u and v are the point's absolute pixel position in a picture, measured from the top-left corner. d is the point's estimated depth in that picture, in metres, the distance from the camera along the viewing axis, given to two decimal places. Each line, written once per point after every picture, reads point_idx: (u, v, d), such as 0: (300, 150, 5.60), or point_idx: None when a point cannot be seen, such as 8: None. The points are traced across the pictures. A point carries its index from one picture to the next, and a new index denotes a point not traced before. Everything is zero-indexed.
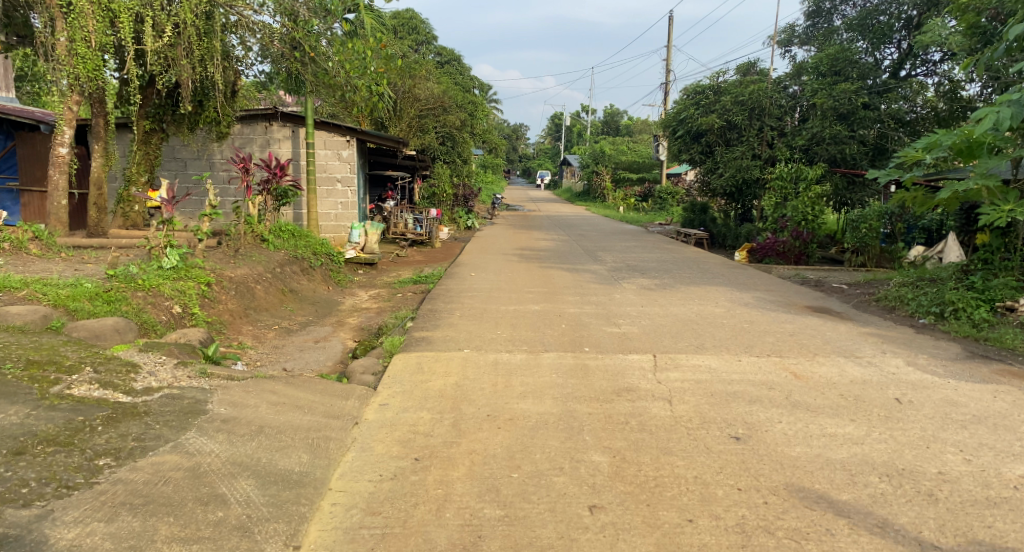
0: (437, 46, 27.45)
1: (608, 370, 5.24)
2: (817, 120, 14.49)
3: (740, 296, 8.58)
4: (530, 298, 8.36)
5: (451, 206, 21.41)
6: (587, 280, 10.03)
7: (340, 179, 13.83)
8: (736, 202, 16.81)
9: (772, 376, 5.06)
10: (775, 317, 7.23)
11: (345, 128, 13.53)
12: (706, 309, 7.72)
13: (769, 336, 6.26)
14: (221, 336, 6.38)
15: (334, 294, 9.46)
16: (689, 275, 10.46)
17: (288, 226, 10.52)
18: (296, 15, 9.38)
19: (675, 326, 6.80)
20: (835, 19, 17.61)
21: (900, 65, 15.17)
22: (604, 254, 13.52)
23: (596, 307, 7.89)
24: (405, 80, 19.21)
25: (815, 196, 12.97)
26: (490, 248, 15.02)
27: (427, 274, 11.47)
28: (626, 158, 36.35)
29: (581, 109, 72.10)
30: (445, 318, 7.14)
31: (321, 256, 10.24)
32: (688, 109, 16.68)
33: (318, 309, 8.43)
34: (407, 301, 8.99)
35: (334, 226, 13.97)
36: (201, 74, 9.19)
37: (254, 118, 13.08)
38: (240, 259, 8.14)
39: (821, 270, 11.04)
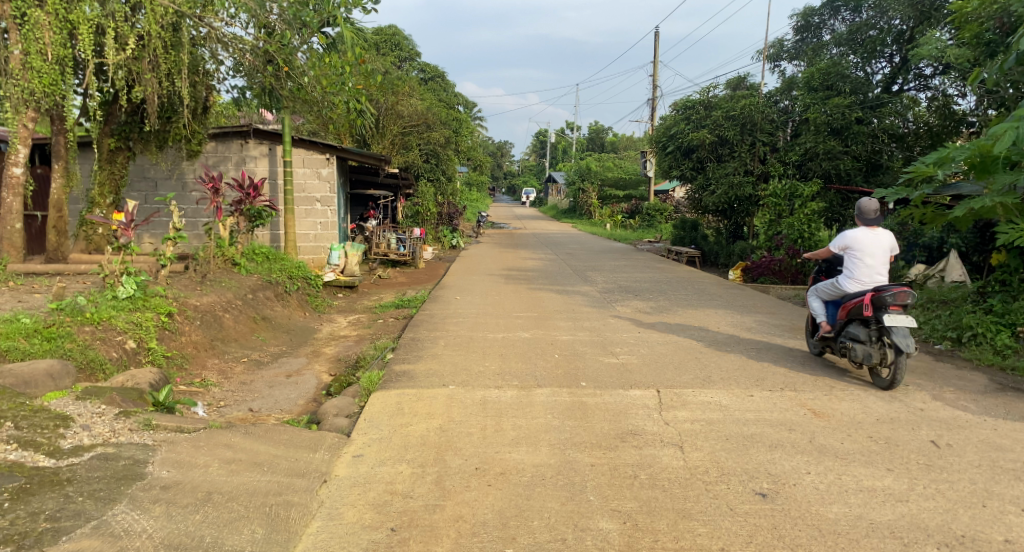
0: (420, 63, 27.09)
1: (609, 409, 4.76)
2: (809, 135, 14.31)
3: (741, 320, 8.15)
4: (520, 324, 7.89)
5: (436, 225, 20.95)
6: (579, 303, 9.57)
7: (320, 199, 13.32)
8: (727, 219, 16.54)
9: (790, 414, 4.60)
10: (781, 344, 6.80)
11: (326, 145, 13.09)
12: (707, 335, 7.27)
13: (778, 367, 5.83)
14: (183, 373, 5.81)
15: (311, 321, 8.91)
16: (684, 296, 10.07)
17: (263, 248, 10.01)
18: (271, 28, 8.98)
19: (676, 355, 6.34)
20: (823, 34, 17.58)
21: (892, 81, 15.07)
22: (594, 274, 13.11)
23: (590, 333, 7.42)
24: (389, 97, 18.82)
25: (811, 214, 12.80)
26: (477, 268, 14.57)
27: (411, 297, 10.98)
28: (612, 175, 36.19)
29: (566, 127, 72.27)
30: (430, 348, 6.64)
31: (298, 279, 9.70)
32: (677, 125, 16.40)
33: (293, 340, 7.87)
34: (389, 328, 8.49)
35: (313, 247, 13.43)
36: (168, 89, 8.74)
37: (228, 136, 12.57)
38: (208, 286, 7.59)
39: None
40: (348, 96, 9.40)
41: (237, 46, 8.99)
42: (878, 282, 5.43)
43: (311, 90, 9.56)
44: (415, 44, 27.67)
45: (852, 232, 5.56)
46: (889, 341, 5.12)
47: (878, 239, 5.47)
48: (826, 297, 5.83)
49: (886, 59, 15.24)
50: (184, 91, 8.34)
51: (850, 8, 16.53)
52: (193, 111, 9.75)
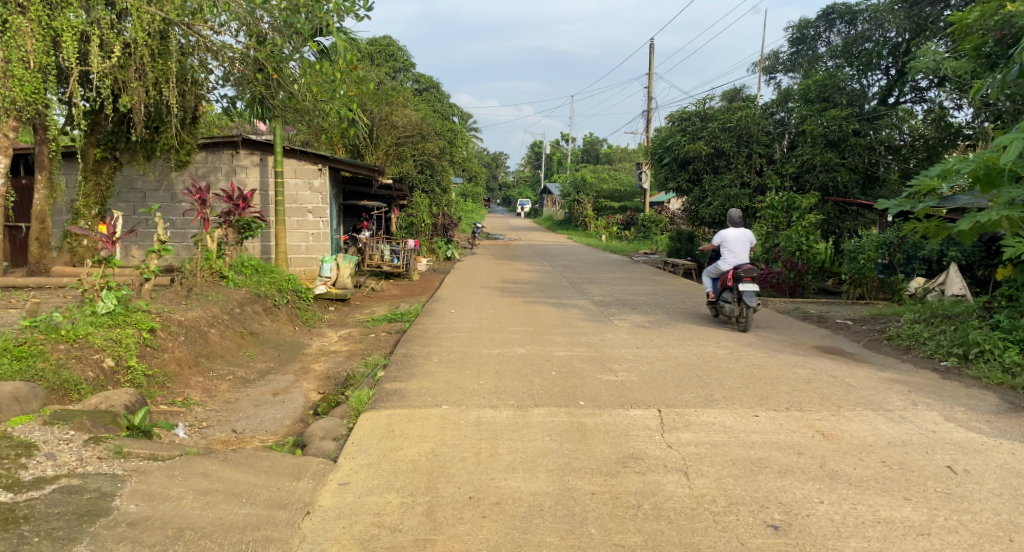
0: (415, 74, 26.95)
1: (609, 431, 4.55)
2: (807, 147, 14.21)
3: (741, 334, 7.98)
4: (516, 339, 7.69)
5: (430, 236, 20.76)
6: (576, 317, 9.38)
7: (312, 210, 13.12)
8: (723, 231, 16.35)
9: (797, 436, 4.40)
10: (783, 361, 6.62)
11: (318, 156, 12.92)
12: (707, 351, 7.08)
13: (783, 385, 5.64)
14: (165, 392, 5.59)
15: (301, 336, 8.68)
16: (682, 310, 9.88)
17: (252, 261, 9.79)
18: (263, 37, 8.78)
19: (677, 372, 6.14)
20: (818, 46, 17.57)
21: (888, 93, 15.02)
22: (590, 287, 12.92)
23: (587, 349, 7.22)
24: (383, 108, 18.69)
25: (809, 226, 12.72)
26: (471, 280, 14.37)
27: (404, 310, 10.76)
28: (607, 187, 36.14)
29: (561, 138, 72.35)
30: (422, 365, 6.43)
31: (287, 293, 9.46)
32: (674, 136, 16.30)
33: (281, 356, 7.63)
34: (381, 343, 8.26)
35: (305, 259, 13.21)
36: (155, 98, 8.53)
37: (218, 146, 12.37)
38: (194, 300, 7.36)
39: (821, 304, 10.57)
40: (340, 107, 9.22)
41: (229, 56, 8.82)
42: (739, 263, 8.50)
43: (303, 100, 9.39)
44: (410, 55, 27.57)
45: (723, 232, 8.70)
46: (744, 303, 8.13)
47: (740, 237, 8.65)
48: (712, 275, 8.81)
49: (882, 71, 15.19)
50: (172, 100, 8.15)
51: (845, 20, 16.51)
52: (182, 121, 9.56)
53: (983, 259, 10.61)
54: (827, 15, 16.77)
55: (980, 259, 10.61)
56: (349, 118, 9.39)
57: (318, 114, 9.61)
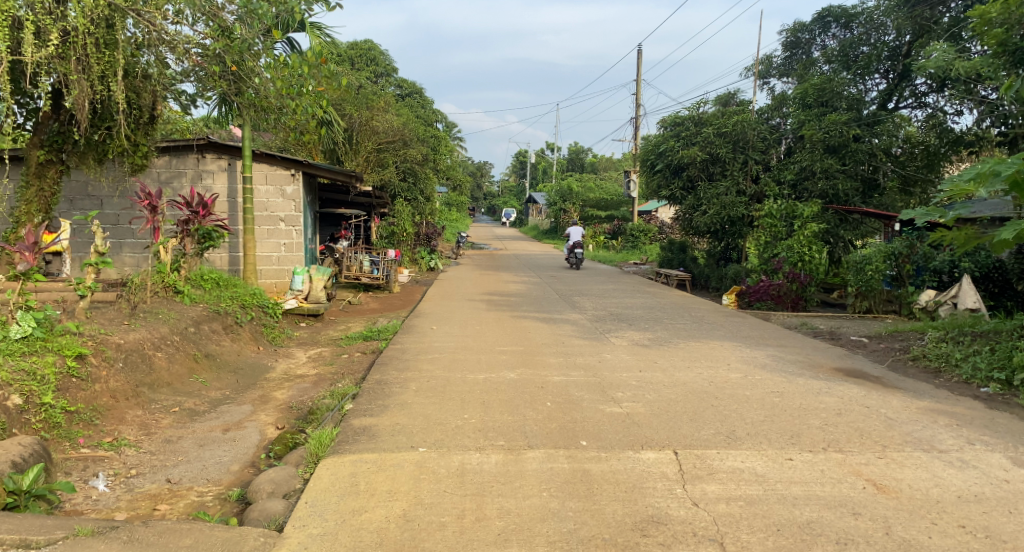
0: (397, 79, 26.15)
1: (619, 482, 3.79)
2: (805, 153, 13.66)
3: (751, 355, 7.25)
4: (504, 361, 6.90)
5: (413, 246, 19.90)
6: (569, 334, 8.61)
7: (284, 218, 12.29)
8: (718, 240, 15.66)
9: (844, 489, 3.65)
10: (804, 387, 5.89)
11: (290, 161, 12.10)
12: (717, 376, 6.34)
13: (813, 419, 4.91)
14: (91, 431, 4.75)
15: (265, 357, 7.82)
16: (683, 326, 9.17)
17: (212, 273, 8.96)
18: (227, 30, 7.93)
19: (690, 403, 5.39)
20: (813, 51, 17.08)
21: (889, 98, 14.43)
22: (582, 299, 12.18)
23: (587, 373, 6.44)
24: (362, 112, 17.86)
25: (811, 236, 12.11)
26: (455, 292, 13.60)
27: (381, 326, 9.94)
28: (593, 196, 35.53)
29: (546, 148, 71.87)
30: (398, 394, 5.62)
31: (251, 308, 8.59)
32: (667, 142, 15.64)
33: (240, 382, 6.77)
34: (354, 365, 7.45)
35: (277, 270, 12.33)
36: (102, 94, 7.65)
37: (183, 150, 11.53)
38: (140, 319, 6.50)
39: (830, 319, 9.93)
40: (308, 106, 8.42)
41: (192, 52, 8.01)
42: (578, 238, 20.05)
43: (268, 98, 8.58)
44: (392, 60, 26.77)
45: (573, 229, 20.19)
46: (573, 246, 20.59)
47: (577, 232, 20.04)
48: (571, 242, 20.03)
49: (881, 75, 14.64)
50: (121, 97, 7.32)
51: (841, 24, 16.01)
52: (135, 120, 8.73)
53: (1018, 272, 9.94)
54: (823, 18, 16.30)
55: (1016, 271, 9.96)
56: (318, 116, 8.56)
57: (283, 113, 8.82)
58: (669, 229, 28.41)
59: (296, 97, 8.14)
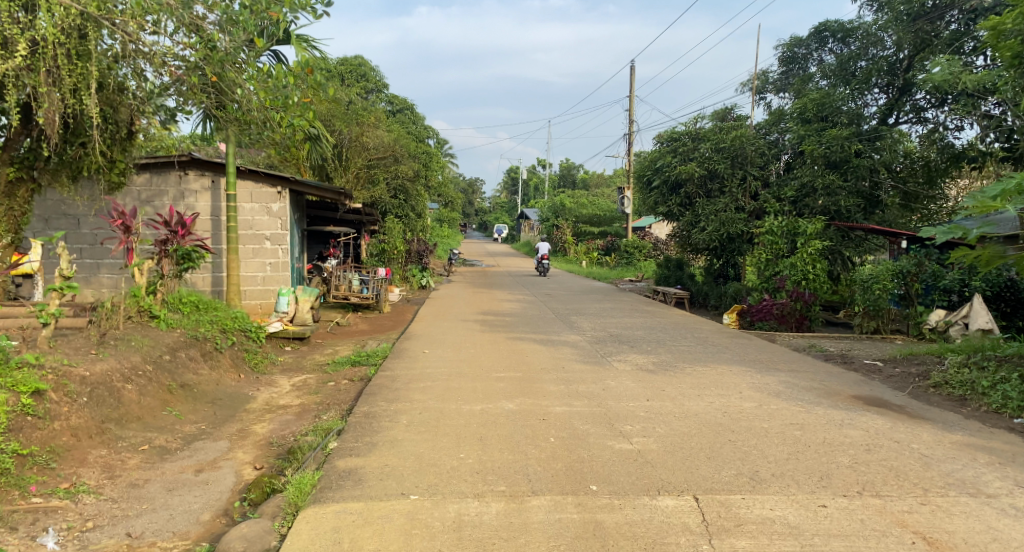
0: (388, 95, 25.82)
1: (638, 537, 3.38)
2: (806, 169, 13.42)
3: (763, 383, 6.85)
4: (501, 389, 6.47)
5: (404, 263, 19.46)
6: (568, 358, 8.18)
7: (270, 237, 11.87)
8: (716, 257, 15.34)
9: (892, 545, 3.25)
10: (825, 418, 5.49)
11: (276, 177, 11.72)
12: (730, 406, 5.93)
13: (842, 457, 4.51)
14: (47, 477, 4.28)
15: (247, 386, 7.35)
16: (687, 348, 8.78)
17: (192, 296, 8.51)
18: (213, 44, 7.56)
19: (704, 437, 4.99)
20: (810, 67, 16.92)
21: (890, 112, 14.21)
22: (579, 319, 11.78)
23: (590, 403, 6.02)
24: (353, 128, 17.43)
25: (814, 253, 11.81)
26: (448, 312, 13.18)
27: (371, 350, 9.50)
28: (586, 212, 35.27)
29: (537, 164, 71.84)
30: (388, 429, 5.18)
31: (232, 333, 8.15)
32: (664, 157, 15.35)
33: (217, 414, 6.31)
34: (341, 393, 7.00)
35: (262, 291, 11.86)
36: (74, 108, 7.23)
37: (165, 167, 11.11)
38: (109, 347, 6.04)
39: (841, 341, 9.59)
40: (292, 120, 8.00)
41: (171, 64, 7.67)
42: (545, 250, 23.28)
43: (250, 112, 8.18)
44: (383, 76, 26.47)
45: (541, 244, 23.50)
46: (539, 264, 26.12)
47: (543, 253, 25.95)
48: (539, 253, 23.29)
49: (881, 90, 14.43)
50: (94, 112, 6.90)
51: (838, 38, 15.89)
52: (111, 135, 8.39)
53: None
54: (820, 33, 16.18)
55: None
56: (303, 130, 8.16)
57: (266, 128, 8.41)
58: (663, 246, 28.12)
59: (278, 109, 7.71)
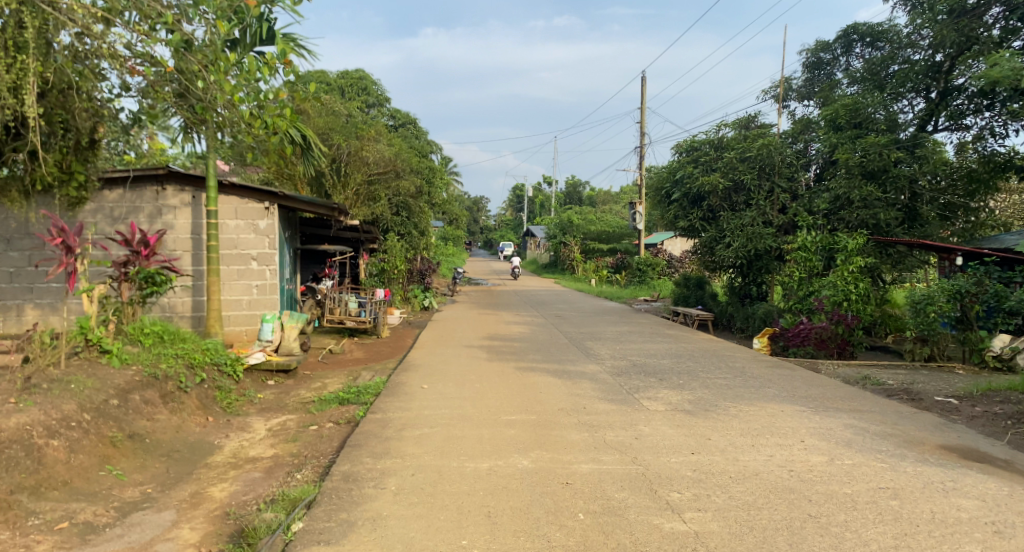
0: (390, 109, 24.87)
1: None
2: (840, 179, 12.38)
3: (827, 428, 5.72)
4: (513, 439, 5.36)
5: (406, 284, 18.45)
6: (590, 395, 7.08)
7: (256, 257, 10.86)
8: (742, 275, 14.18)
9: None
10: (923, 480, 4.36)
11: (264, 192, 10.77)
12: (795, 463, 4.81)
13: (970, 545, 3.40)
14: None
15: (213, 433, 6.25)
16: (723, 382, 7.68)
17: (160, 324, 7.50)
18: (180, 35, 6.60)
19: (777, 511, 3.88)
20: (835, 73, 15.98)
21: (929, 119, 13.10)
22: (597, 345, 10.68)
23: (623, 459, 4.90)
24: (352, 142, 16.48)
25: (856, 270, 10.77)
26: (453, 337, 12.10)
27: (364, 383, 8.41)
28: (594, 229, 34.38)
29: (544, 181, 70.99)
30: (371, 501, 4.08)
31: (202, 368, 7.11)
32: (684, 168, 14.39)
33: (170, 470, 5.23)
34: (323, 441, 5.91)
35: (248, 316, 10.82)
36: (16, 110, 6.28)
37: (142, 182, 10.22)
38: (36, 394, 5.01)
39: (900, 372, 8.43)
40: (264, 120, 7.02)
41: (133, 61, 6.72)
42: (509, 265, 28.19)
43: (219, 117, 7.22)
44: (384, 90, 25.62)
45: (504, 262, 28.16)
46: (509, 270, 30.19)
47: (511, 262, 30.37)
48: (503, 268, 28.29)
49: (917, 94, 13.35)
50: (37, 112, 5.97)
51: (867, 42, 14.99)
52: (70, 144, 7.49)
53: None
54: (847, 36, 15.27)
55: None
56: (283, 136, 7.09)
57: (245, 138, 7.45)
58: (676, 264, 27.06)
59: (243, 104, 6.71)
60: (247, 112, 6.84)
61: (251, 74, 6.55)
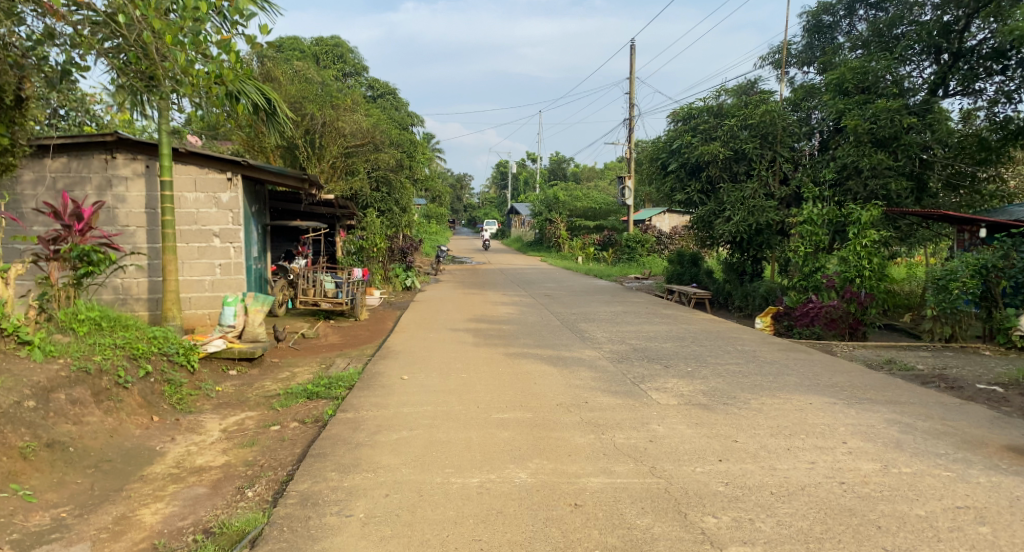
0: (368, 78, 23.69)
1: None
2: (848, 147, 11.55)
3: (868, 426, 4.95)
4: (507, 444, 4.53)
5: (386, 262, 17.50)
6: (591, 386, 6.27)
7: (219, 233, 9.89)
8: (740, 252, 13.31)
9: None
10: (1005, 496, 3.61)
11: (225, 161, 9.75)
12: (844, 473, 4.03)
13: None
14: None
15: (156, 435, 5.36)
16: (737, 370, 6.92)
17: (100, 309, 6.54)
18: None
19: (843, 546, 3.09)
20: (837, 37, 15.16)
21: (940, 84, 12.33)
22: (592, 327, 9.89)
23: (639, 470, 4.09)
24: (327, 111, 15.43)
25: (869, 244, 9.92)
26: (436, 319, 11.26)
27: (338, 373, 7.55)
28: (580, 205, 33.52)
29: (529, 158, 69.85)
30: (333, 535, 3.25)
31: (148, 358, 6.17)
32: (681, 137, 13.58)
33: (95, 485, 4.33)
34: (284, 446, 5.05)
35: (210, 298, 9.87)
36: None
37: (87, 149, 9.17)
38: None
39: (926, 355, 7.73)
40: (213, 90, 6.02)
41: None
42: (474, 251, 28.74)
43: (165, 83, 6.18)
44: (362, 59, 24.41)
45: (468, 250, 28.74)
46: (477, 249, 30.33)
47: None
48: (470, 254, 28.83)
49: (926, 57, 12.56)
50: None
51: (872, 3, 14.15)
52: None
53: None
54: None
55: None
56: (229, 91, 6.06)
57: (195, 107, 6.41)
58: (666, 240, 26.34)
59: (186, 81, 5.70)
60: (188, 83, 5.82)
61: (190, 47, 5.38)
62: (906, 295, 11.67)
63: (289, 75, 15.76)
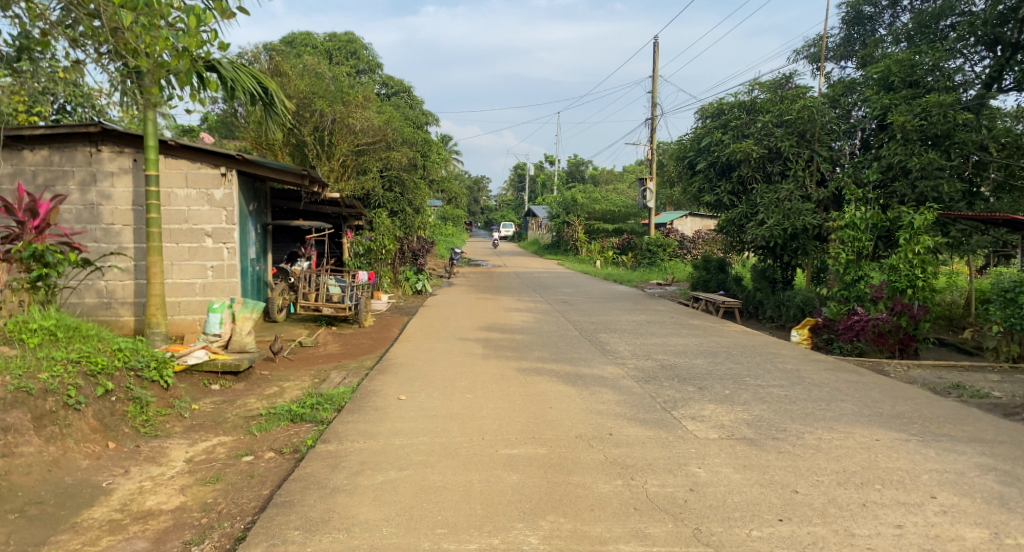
0: (382, 76, 23.00)
1: None
2: (893, 145, 10.55)
3: (956, 473, 4.05)
4: (515, 493, 3.69)
5: (396, 265, 16.73)
6: (614, 411, 5.40)
7: (212, 233, 9.16)
8: (772, 258, 12.38)
9: None
10: None
11: (220, 155, 9.05)
12: (944, 545, 3.16)
13: None
14: None
15: (109, 465, 4.61)
16: (783, 394, 6.03)
17: (61, 317, 5.76)
18: None
19: None
20: (878, 30, 14.14)
21: (996, 78, 11.26)
22: (614, 339, 9.02)
23: (680, 534, 3.24)
24: (337, 107, 14.73)
25: (922, 251, 8.89)
26: (445, 328, 10.45)
27: (331, 389, 6.75)
28: (599, 208, 32.59)
29: (546, 160, 68.95)
30: None
31: (110, 373, 5.42)
32: (711, 135, 12.78)
33: (13, 537, 3.57)
34: (252, 485, 4.26)
35: (201, 303, 9.15)
36: None
37: (70, 141, 8.50)
38: None
39: (998, 379, 6.78)
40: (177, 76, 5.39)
41: None
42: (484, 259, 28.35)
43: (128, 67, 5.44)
44: (376, 56, 23.73)
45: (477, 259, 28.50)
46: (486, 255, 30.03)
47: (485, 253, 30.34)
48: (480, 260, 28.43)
49: (980, 49, 11.49)
50: None
51: None
52: None
53: None
54: None
55: None
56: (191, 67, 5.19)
57: (160, 93, 5.70)
58: (689, 245, 25.34)
59: (140, 64, 5.05)
60: (147, 62, 5.13)
61: (143, 26, 4.73)
62: (957, 308, 10.69)
63: (299, 70, 15.09)
